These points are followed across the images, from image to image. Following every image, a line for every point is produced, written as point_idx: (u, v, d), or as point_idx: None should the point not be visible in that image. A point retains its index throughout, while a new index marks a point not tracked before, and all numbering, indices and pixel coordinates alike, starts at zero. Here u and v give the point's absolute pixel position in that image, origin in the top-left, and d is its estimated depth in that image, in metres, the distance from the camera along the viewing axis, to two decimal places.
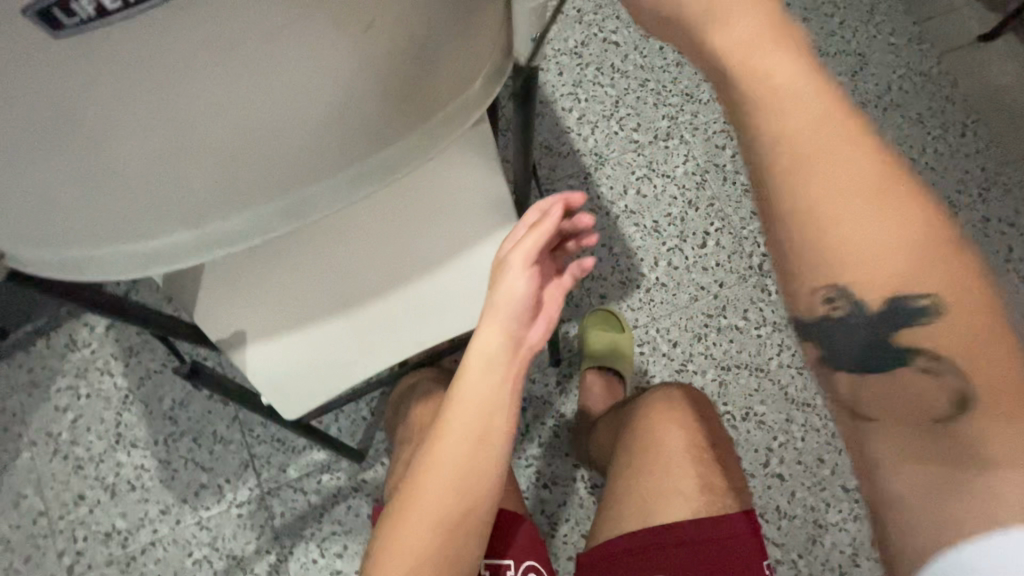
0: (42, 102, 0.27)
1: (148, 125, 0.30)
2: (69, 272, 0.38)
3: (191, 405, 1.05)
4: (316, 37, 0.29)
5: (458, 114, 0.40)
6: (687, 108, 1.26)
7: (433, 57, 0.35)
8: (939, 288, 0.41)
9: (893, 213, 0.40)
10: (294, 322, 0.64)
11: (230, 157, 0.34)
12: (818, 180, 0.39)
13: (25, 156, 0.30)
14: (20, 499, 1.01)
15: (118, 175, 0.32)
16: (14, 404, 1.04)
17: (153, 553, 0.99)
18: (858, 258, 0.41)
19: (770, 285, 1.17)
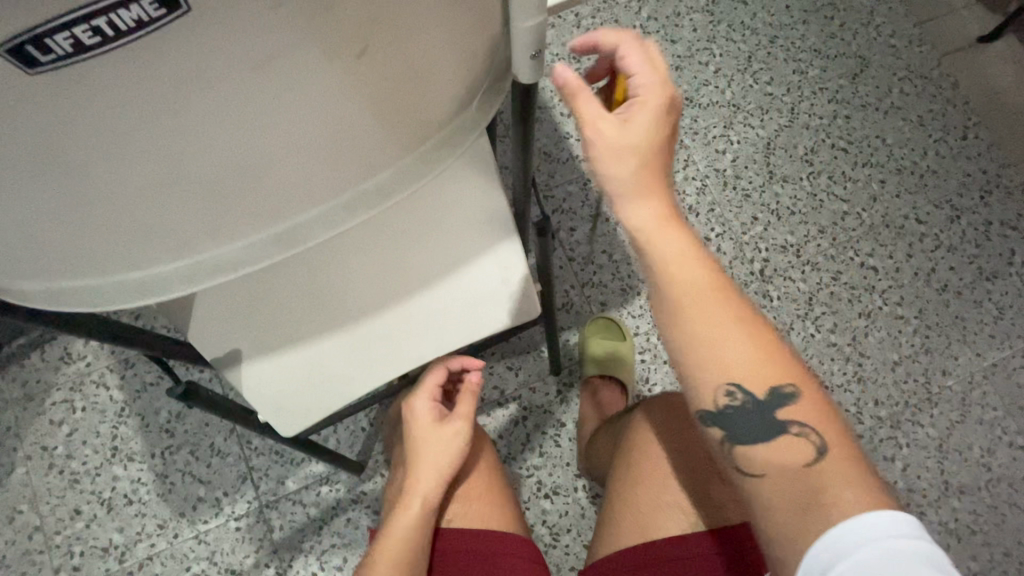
0: (22, 141, 0.26)
1: (132, 159, 0.29)
2: (56, 302, 0.37)
3: (188, 418, 1.04)
4: (306, 68, 0.28)
5: (454, 135, 0.39)
6: (686, 112, 1.25)
7: (428, 81, 0.34)
8: (766, 371, 0.53)
9: (731, 311, 0.53)
10: (290, 341, 0.63)
11: (220, 188, 0.33)
12: (671, 273, 0.53)
13: (4, 193, 0.29)
14: (15, 514, 0.99)
15: (102, 208, 0.31)
16: (8, 418, 1.03)
17: (150, 568, 0.98)
18: (708, 337, 0.53)
19: (772, 291, 1.16)
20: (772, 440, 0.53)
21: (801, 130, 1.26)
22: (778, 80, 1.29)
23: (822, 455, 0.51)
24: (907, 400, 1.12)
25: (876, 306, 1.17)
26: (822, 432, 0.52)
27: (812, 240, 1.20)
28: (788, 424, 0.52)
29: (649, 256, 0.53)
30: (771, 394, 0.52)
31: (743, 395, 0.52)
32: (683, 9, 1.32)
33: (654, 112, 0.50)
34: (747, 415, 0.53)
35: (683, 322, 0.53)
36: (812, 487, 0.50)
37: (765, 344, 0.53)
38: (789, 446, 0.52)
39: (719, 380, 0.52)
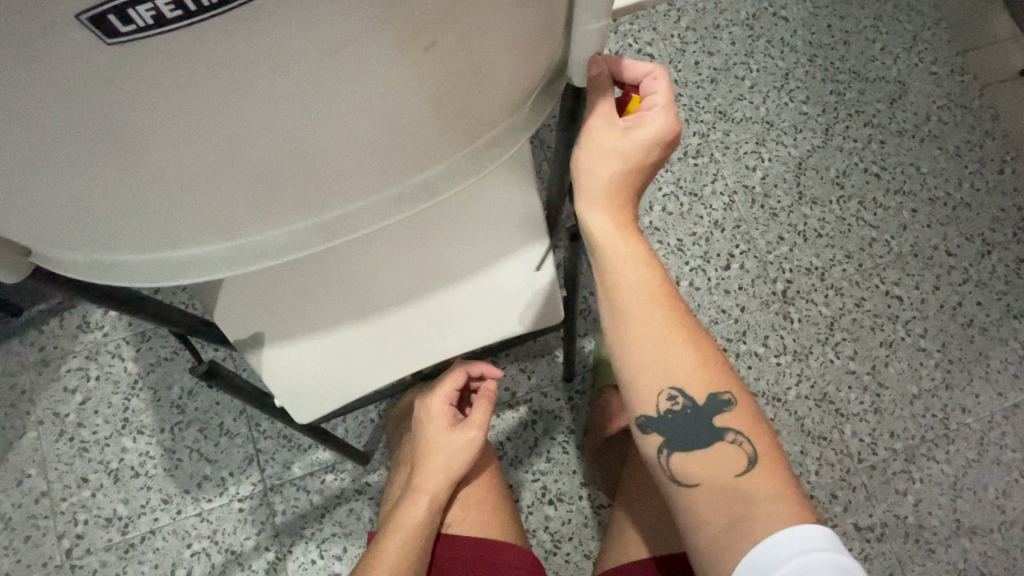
0: (85, 111, 0.25)
1: (193, 139, 0.28)
2: (95, 273, 0.37)
3: (199, 396, 1.04)
4: (374, 58, 0.27)
5: (506, 136, 0.39)
6: (718, 126, 1.24)
7: (489, 79, 0.33)
8: (703, 382, 0.60)
9: (677, 324, 0.60)
10: (312, 329, 0.62)
11: (277, 172, 0.32)
12: (626, 287, 0.58)
13: (64, 164, 0.28)
14: (23, 477, 1.00)
15: (157, 184, 0.31)
16: (23, 382, 1.03)
17: (152, 541, 0.99)
18: (655, 347, 0.59)
19: (793, 313, 1.15)
20: (707, 449, 0.60)
21: (833, 153, 1.24)
22: (815, 99, 1.27)
23: (752, 463, 0.58)
24: (924, 434, 1.10)
25: (898, 337, 1.15)
26: (752, 439, 0.60)
27: (838, 264, 1.18)
28: (725, 430, 0.60)
29: (608, 275, 0.59)
30: (706, 402, 0.60)
31: (682, 401, 0.60)
32: (723, 21, 1.30)
33: (654, 136, 0.50)
34: (684, 420, 0.60)
35: (635, 336, 0.59)
36: (742, 502, 0.57)
37: (703, 356, 0.60)
38: (720, 451, 0.60)
39: (662, 386, 0.60)
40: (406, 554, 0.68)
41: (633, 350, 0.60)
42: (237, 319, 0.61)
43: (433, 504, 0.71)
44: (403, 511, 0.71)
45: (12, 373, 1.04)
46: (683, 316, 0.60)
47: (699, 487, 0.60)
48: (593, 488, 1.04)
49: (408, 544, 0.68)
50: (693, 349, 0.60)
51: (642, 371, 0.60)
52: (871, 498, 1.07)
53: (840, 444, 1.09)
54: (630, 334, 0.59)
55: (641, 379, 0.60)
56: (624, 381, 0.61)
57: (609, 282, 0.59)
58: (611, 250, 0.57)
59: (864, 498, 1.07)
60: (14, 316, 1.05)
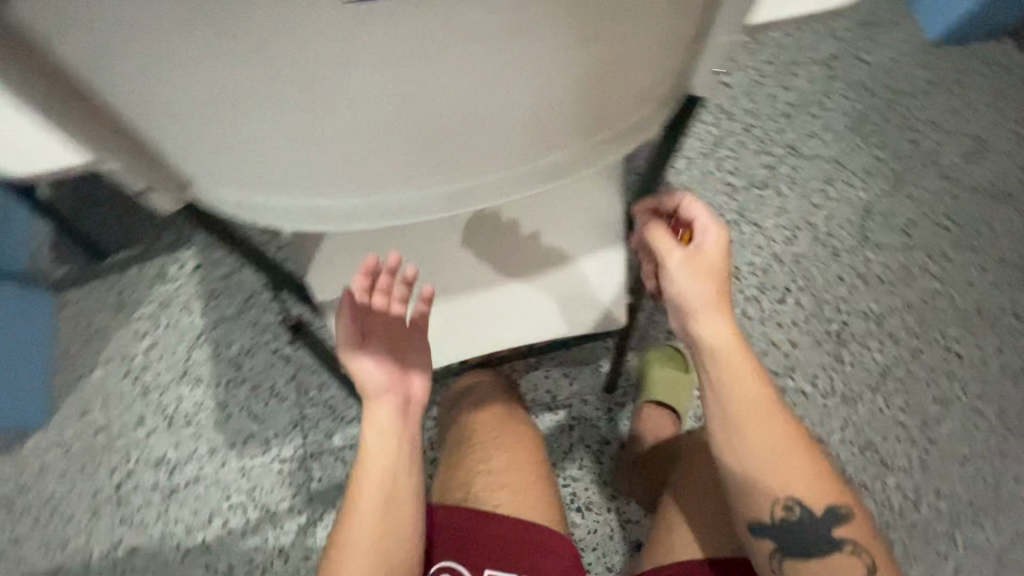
0: (295, 64, 0.28)
1: (372, 99, 0.31)
2: (241, 210, 0.41)
3: (255, 357, 1.09)
4: (546, 44, 0.30)
5: (627, 133, 0.42)
6: (788, 160, 1.24)
7: (629, 78, 0.36)
8: (817, 491, 0.65)
9: (792, 442, 0.65)
10: (393, 300, 0.66)
11: (432, 139, 0.36)
12: (744, 405, 0.65)
13: (256, 111, 0.31)
14: (86, 410, 1.06)
15: (326, 137, 0.34)
16: (98, 321, 1.10)
17: (194, 489, 1.03)
18: (773, 462, 0.65)
19: (845, 356, 1.13)
20: (830, 558, 0.66)
21: (904, 200, 1.22)
22: (890, 145, 1.26)
23: (873, 570, 0.64)
24: (972, 499, 1.06)
25: (954, 395, 1.12)
26: (866, 546, 0.66)
27: (898, 312, 1.15)
28: (843, 539, 0.66)
29: (728, 397, 0.66)
30: (824, 512, 0.66)
31: (798, 510, 0.65)
32: (803, 59, 1.31)
33: (720, 245, 0.63)
34: (802, 529, 0.65)
35: (753, 452, 0.65)
36: None
37: (818, 468, 0.66)
38: (838, 558, 0.65)
39: (780, 496, 0.65)
40: (386, 554, 0.64)
41: (756, 469, 0.65)
42: (327, 282, 0.65)
43: (395, 455, 0.65)
44: (364, 512, 0.65)
45: (89, 312, 1.10)
46: (795, 433, 0.66)
47: None
48: (622, 501, 1.04)
49: (383, 545, 0.64)
50: (805, 460, 0.66)
51: (763, 484, 0.65)
52: (908, 556, 1.04)
53: (882, 496, 1.06)
54: (750, 452, 0.65)
55: (762, 494, 0.65)
56: (739, 495, 0.67)
57: (726, 403, 0.66)
58: (729, 371, 0.66)
59: (901, 555, 1.04)
60: (98, 260, 1.11)
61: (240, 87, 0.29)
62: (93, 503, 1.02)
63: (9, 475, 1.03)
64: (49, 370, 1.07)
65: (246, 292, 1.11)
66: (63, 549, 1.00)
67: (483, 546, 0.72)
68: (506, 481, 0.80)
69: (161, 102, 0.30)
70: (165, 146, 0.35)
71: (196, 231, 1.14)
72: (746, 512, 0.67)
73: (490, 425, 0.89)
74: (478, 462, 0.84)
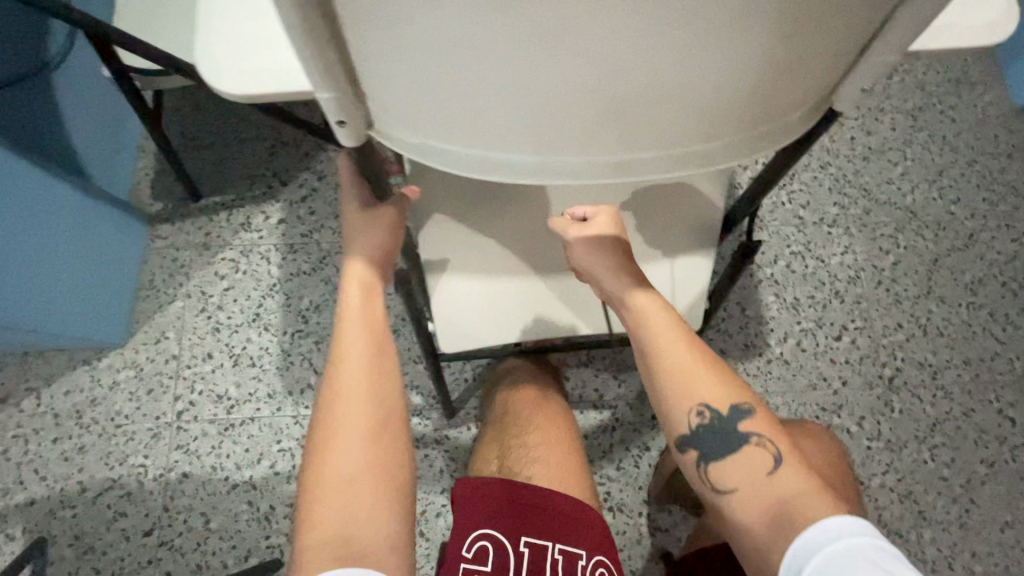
0: (540, 23, 0.32)
1: (587, 65, 0.35)
2: (421, 154, 0.45)
3: (323, 313, 1.14)
4: (755, 31, 0.34)
5: (779, 132, 0.45)
6: (860, 203, 1.25)
7: (803, 76, 0.39)
8: (726, 394, 0.61)
9: (690, 344, 0.63)
10: (491, 271, 0.70)
11: (623, 107, 0.39)
12: (651, 321, 0.63)
13: (482, 65, 0.35)
14: (161, 338, 1.12)
15: (529, 96, 0.38)
16: (184, 257, 1.17)
17: (249, 428, 1.08)
18: (678, 365, 0.62)
19: (895, 402, 1.13)
20: (736, 456, 0.60)
21: (974, 258, 1.22)
22: (966, 202, 1.26)
23: (777, 461, 0.58)
24: (1007, 566, 1.05)
25: (1002, 459, 1.10)
26: (773, 438, 0.60)
27: (954, 368, 1.15)
28: (750, 435, 0.60)
29: (631, 320, 0.64)
30: (734, 412, 0.61)
31: (710, 416, 0.61)
32: (887, 106, 1.32)
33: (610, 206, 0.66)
34: (719, 435, 0.60)
35: (665, 367, 0.62)
36: (773, 491, 0.57)
37: (722, 371, 0.63)
38: (750, 455, 0.59)
39: (692, 405, 0.61)
40: (361, 461, 0.59)
41: (672, 381, 0.62)
42: (435, 245, 0.70)
43: (368, 341, 0.63)
44: (333, 416, 0.61)
45: (177, 247, 1.17)
46: (695, 339, 0.64)
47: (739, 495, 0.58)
48: (654, 508, 1.06)
49: (352, 443, 0.59)
50: (713, 368, 0.62)
51: (677, 395, 0.62)
52: None
53: (915, 547, 1.06)
54: (661, 364, 0.62)
55: (678, 404, 0.62)
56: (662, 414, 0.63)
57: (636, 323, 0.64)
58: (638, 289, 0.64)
59: None
60: (194, 201, 1.19)
61: (485, 36, 0.33)
62: (154, 425, 1.08)
63: (84, 386, 1.09)
64: (134, 295, 1.14)
65: (323, 251, 1.17)
66: (121, 463, 1.06)
67: (517, 510, 0.69)
68: (537, 456, 0.81)
69: (410, 41, 0.34)
70: (383, 82, 0.38)
71: (285, 187, 1.21)
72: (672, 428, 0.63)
73: (524, 404, 0.91)
74: (513, 437, 0.86)
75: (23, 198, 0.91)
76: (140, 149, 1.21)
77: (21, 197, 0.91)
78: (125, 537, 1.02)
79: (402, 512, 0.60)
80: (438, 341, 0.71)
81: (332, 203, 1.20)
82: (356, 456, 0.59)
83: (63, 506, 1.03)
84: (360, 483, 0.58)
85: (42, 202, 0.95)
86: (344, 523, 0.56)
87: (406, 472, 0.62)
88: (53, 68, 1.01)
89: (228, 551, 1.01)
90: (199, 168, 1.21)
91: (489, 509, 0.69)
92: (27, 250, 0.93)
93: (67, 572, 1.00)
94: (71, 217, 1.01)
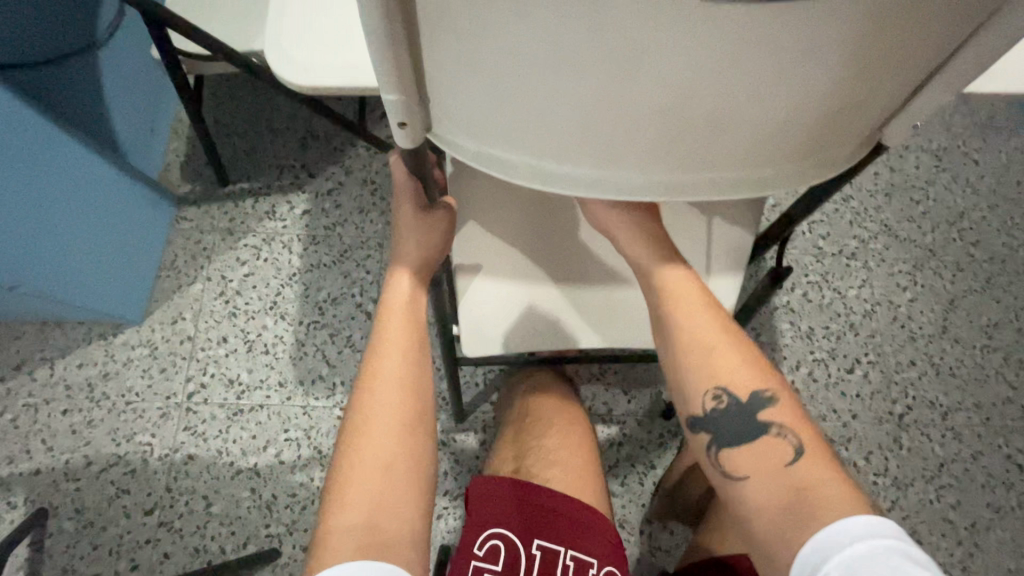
0: (618, 47, 0.33)
1: (657, 88, 0.36)
2: (477, 160, 0.46)
3: (340, 306, 1.14)
4: (825, 68, 0.35)
5: (827, 162, 0.46)
6: (881, 238, 1.25)
7: (859, 111, 0.40)
8: (746, 374, 0.59)
9: (712, 319, 0.61)
10: (522, 274, 0.71)
11: (687, 130, 0.40)
12: (673, 293, 0.62)
13: (554, 83, 0.36)
14: (179, 319, 1.13)
15: (595, 114, 0.39)
16: (207, 241, 1.18)
17: (258, 414, 1.08)
18: (697, 340, 0.60)
19: (904, 440, 1.12)
20: (751, 441, 0.57)
21: (991, 301, 1.22)
22: (985, 245, 1.26)
23: (797, 452, 0.55)
24: None
25: (1008, 505, 1.09)
26: (796, 430, 0.56)
27: (965, 410, 1.14)
28: (771, 423, 0.57)
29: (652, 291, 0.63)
30: (754, 396, 0.58)
31: (726, 398, 0.58)
32: (913, 145, 1.33)
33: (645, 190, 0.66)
34: (736, 417, 0.58)
35: (682, 340, 0.60)
36: (788, 482, 0.54)
37: (742, 351, 0.60)
38: (766, 442, 0.56)
39: (708, 384, 0.59)
40: (397, 447, 0.60)
41: (687, 356, 0.60)
42: (467, 248, 0.71)
43: (409, 331, 0.66)
44: (370, 402, 0.62)
45: (201, 230, 1.19)
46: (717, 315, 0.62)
47: (749, 482, 0.56)
48: (656, 527, 1.05)
49: (386, 431, 0.60)
50: (735, 348, 0.60)
51: (692, 371, 0.60)
52: None
53: None
54: (679, 338, 0.61)
55: (692, 381, 0.60)
56: (675, 391, 0.61)
57: (656, 297, 0.63)
58: (665, 264, 0.63)
59: None
60: (222, 185, 1.20)
61: (562, 53, 0.34)
62: (164, 405, 1.08)
63: (99, 360, 1.10)
64: (154, 274, 1.15)
65: (344, 245, 1.18)
66: (128, 440, 1.06)
67: (529, 516, 0.69)
68: (556, 459, 0.81)
69: (487, 53, 0.35)
70: (452, 88, 0.39)
71: (312, 179, 1.22)
72: (684, 404, 0.60)
73: (546, 409, 0.91)
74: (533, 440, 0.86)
75: (60, 170, 0.93)
76: (173, 131, 1.23)
77: (59, 169, 0.92)
78: (125, 514, 1.02)
79: (425, 505, 0.60)
80: (461, 345, 0.71)
81: (357, 198, 1.21)
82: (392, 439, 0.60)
83: (67, 479, 1.03)
84: (391, 470, 0.59)
85: (78, 176, 0.97)
86: (370, 505, 0.57)
87: (431, 466, 0.62)
88: (101, 46, 1.03)
89: (227, 537, 1.01)
90: (229, 153, 1.22)
91: (500, 513, 0.69)
92: (59, 222, 0.94)
93: (66, 545, 1.00)
94: (103, 193, 1.02)
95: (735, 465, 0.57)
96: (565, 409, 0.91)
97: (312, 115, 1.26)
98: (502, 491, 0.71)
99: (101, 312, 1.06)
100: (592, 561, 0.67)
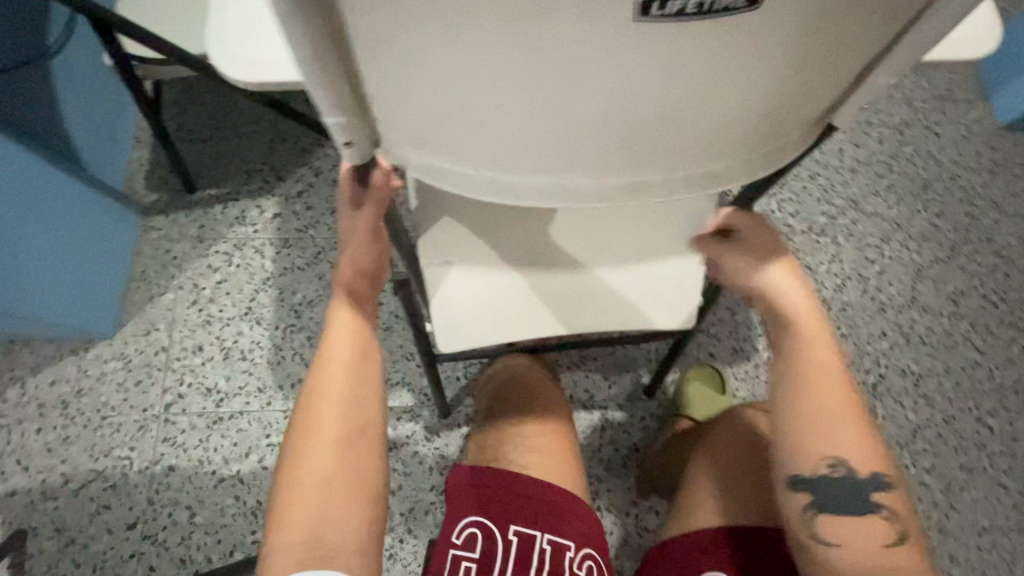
0: (556, 61, 0.33)
1: (599, 98, 0.37)
2: (428, 175, 0.46)
3: (316, 308, 1.14)
4: (757, 68, 0.36)
5: (777, 154, 0.47)
6: (848, 213, 1.28)
7: (798, 107, 0.42)
8: (864, 456, 0.64)
9: (854, 405, 0.65)
10: (490, 265, 0.71)
11: (627, 134, 0.41)
12: (808, 354, 0.65)
13: (498, 99, 0.37)
14: (152, 329, 1.11)
15: (541, 126, 0.39)
16: (177, 249, 1.16)
17: (238, 421, 1.07)
18: (823, 420, 0.64)
19: (879, 409, 1.15)
20: (854, 515, 0.63)
21: (956, 270, 1.25)
22: (949, 215, 1.29)
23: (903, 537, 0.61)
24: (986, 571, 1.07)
25: (980, 465, 1.13)
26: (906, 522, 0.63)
27: (935, 376, 1.17)
28: (879, 505, 0.63)
29: (798, 354, 0.65)
30: (869, 476, 0.64)
31: (840, 472, 0.64)
32: (875, 121, 1.36)
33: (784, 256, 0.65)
34: (837, 487, 0.63)
35: (812, 410, 0.64)
36: (886, 561, 0.59)
37: (868, 437, 0.65)
38: (874, 522, 0.63)
39: (823, 453, 0.64)
40: (340, 464, 0.60)
41: (804, 420, 0.65)
42: (434, 243, 0.70)
43: (354, 342, 0.64)
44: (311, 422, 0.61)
45: (171, 239, 1.17)
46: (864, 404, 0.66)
47: (839, 548, 0.62)
48: (642, 509, 1.07)
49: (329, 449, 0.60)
50: (861, 432, 0.65)
51: (800, 437, 0.65)
52: None
53: None
54: (808, 415, 0.64)
55: (800, 449, 0.65)
56: (779, 442, 0.66)
57: (792, 357, 0.66)
58: (805, 306, 0.66)
59: None
60: (189, 193, 1.18)
61: (508, 67, 0.34)
62: (141, 418, 1.06)
63: (71, 376, 1.08)
64: (124, 285, 1.13)
65: (318, 247, 1.17)
66: (106, 455, 1.04)
67: (507, 501, 0.70)
68: (535, 446, 0.82)
69: (427, 72, 0.35)
70: (395, 108, 0.39)
71: (281, 182, 1.21)
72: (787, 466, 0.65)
73: (522, 396, 0.91)
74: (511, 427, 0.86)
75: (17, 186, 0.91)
76: (136, 139, 1.21)
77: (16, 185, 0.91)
78: (107, 530, 1.00)
79: (371, 521, 0.61)
80: (435, 342, 0.71)
81: (328, 198, 1.20)
82: (336, 456, 0.60)
83: (44, 498, 1.02)
84: (333, 487, 0.59)
85: (37, 190, 0.95)
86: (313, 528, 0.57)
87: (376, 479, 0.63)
88: (52, 55, 1.01)
89: (213, 546, 1.00)
90: (196, 159, 1.21)
91: (480, 500, 0.70)
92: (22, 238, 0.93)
93: (47, 565, 0.98)
94: (66, 206, 1.00)
95: (824, 527, 0.63)
96: (541, 394, 0.92)
97: (278, 117, 1.24)
98: (483, 483, 0.72)
99: (71, 327, 1.04)
100: (569, 544, 0.68)
